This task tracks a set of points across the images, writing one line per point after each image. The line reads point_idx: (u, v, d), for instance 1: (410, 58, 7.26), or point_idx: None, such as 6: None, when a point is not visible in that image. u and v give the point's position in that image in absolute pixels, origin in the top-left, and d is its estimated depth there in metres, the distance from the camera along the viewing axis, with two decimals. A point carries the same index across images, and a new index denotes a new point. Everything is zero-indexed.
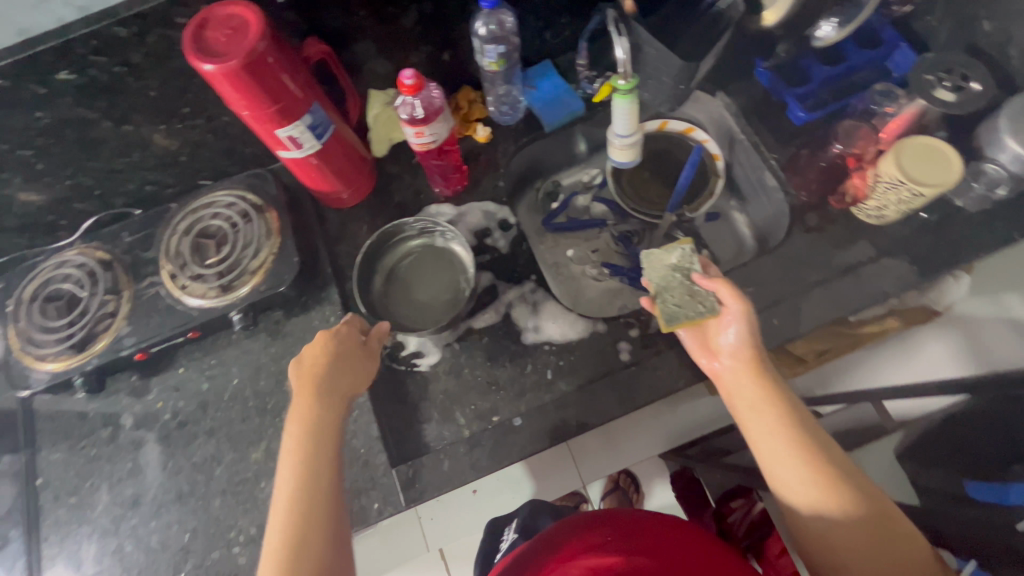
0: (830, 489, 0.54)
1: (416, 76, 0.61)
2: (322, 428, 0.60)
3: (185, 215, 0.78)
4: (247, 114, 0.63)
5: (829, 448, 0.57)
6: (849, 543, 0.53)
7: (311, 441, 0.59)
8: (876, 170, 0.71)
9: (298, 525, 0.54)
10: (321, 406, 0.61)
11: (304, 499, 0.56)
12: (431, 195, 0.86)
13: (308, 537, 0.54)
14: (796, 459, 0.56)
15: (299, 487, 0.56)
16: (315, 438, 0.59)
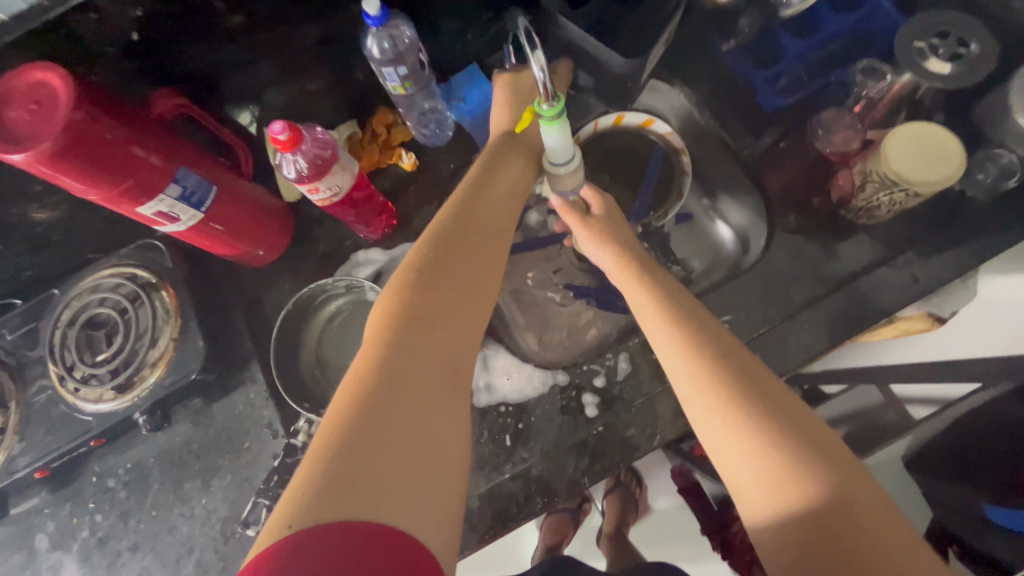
0: (724, 382, 0.48)
1: (288, 128, 0.49)
2: (451, 249, 0.50)
3: (69, 304, 0.67)
4: (96, 198, 0.52)
5: (729, 346, 0.51)
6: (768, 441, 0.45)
7: (432, 261, 0.49)
8: (865, 167, 0.61)
9: (396, 347, 0.43)
10: (454, 227, 0.53)
11: (410, 323, 0.45)
12: (357, 241, 0.75)
13: (406, 358, 0.42)
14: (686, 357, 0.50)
15: (394, 317, 0.45)
16: (443, 263, 0.49)
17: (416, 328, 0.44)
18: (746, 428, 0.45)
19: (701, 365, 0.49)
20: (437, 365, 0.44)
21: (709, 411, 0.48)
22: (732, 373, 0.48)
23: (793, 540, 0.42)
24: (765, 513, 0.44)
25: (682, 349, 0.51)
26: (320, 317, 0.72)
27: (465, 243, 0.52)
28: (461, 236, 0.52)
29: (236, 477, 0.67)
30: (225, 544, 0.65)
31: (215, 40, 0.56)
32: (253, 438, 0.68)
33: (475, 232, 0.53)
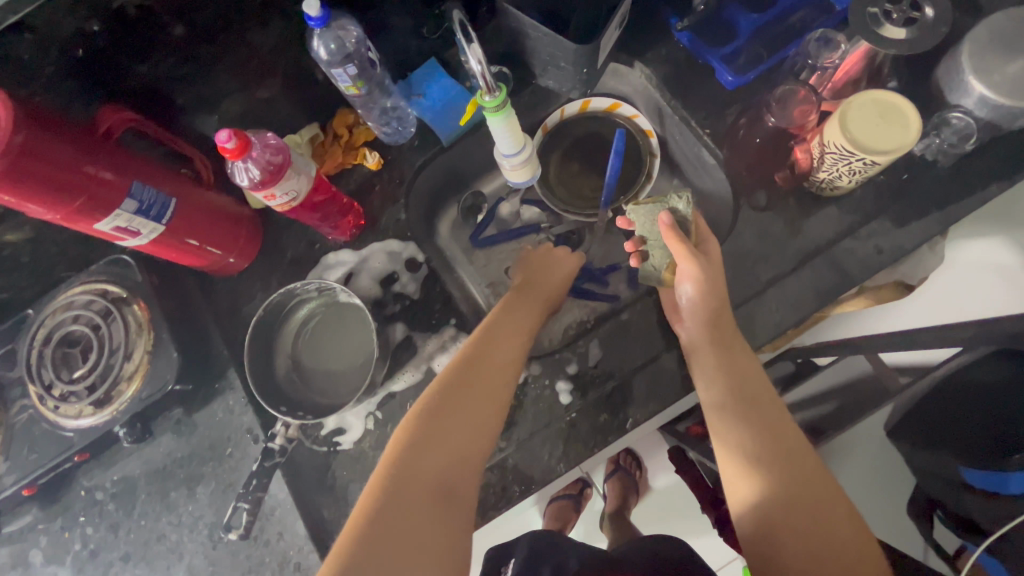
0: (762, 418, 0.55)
1: (235, 136, 0.50)
2: (477, 364, 0.58)
3: (43, 324, 0.68)
4: (51, 218, 0.52)
5: (762, 390, 0.57)
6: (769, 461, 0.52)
7: (463, 374, 0.57)
8: (821, 139, 0.60)
9: (420, 462, 0.51)
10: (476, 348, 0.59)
11: (435, 434, 0.53)
12: (325, 244, 0.75)
13: (429, 474, 0.50)
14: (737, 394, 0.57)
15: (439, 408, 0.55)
16: (467, 378, 0.57)
17: (433, 437, 0.52)
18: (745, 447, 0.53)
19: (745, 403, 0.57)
20: (444, 472, 0.51)
21: (742, 432, 0.55)
22: (763, 412, 0.56)
23: (785, 530, 0.48)
24: (751, 501, 0.51)
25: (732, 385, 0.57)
26: (293, 320, 0.72)
27: (486, 358, 0.59)
28: (481, 354, 0.59)
29: (220, 483, 0.68)
30: (212, 550, 0.66)
31: (159, 52, 0.56)
32: (234, 445, 0.69)
33: (497, 344, 0.60)
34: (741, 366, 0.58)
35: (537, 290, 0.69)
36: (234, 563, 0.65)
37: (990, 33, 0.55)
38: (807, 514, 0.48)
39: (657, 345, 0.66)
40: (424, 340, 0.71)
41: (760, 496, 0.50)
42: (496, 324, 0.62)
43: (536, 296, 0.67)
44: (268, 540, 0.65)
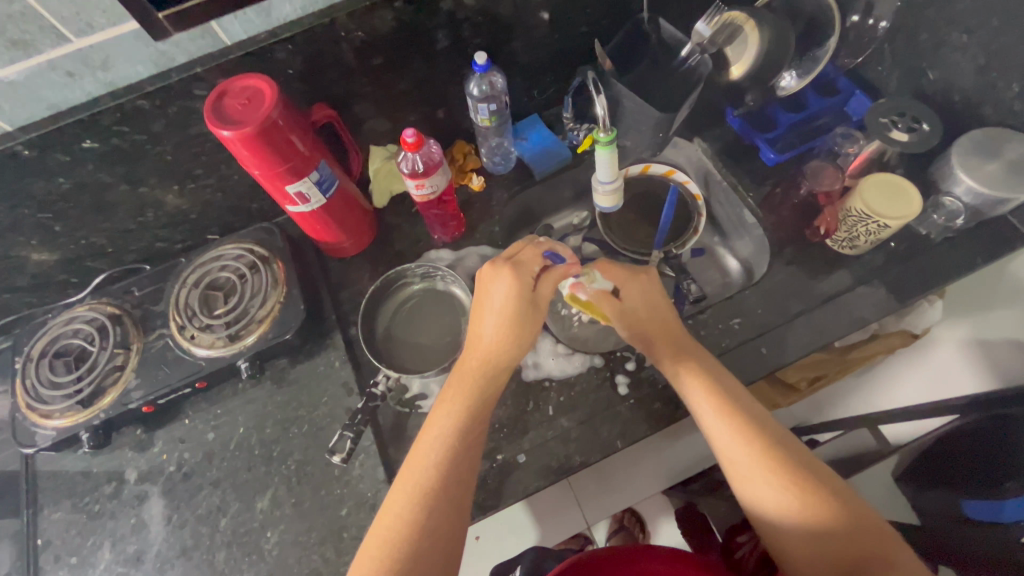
0: (795, 501, 0.53)
1: (417, 135, 0.67)
2: (467, 426, 0.61)
3: (193, 270, 0.82)
4: (259, 174, 0.67)
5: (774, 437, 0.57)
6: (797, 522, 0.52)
7: (452, 437, 0.60)
8: (846, 205, 0.77)
9: (412, 531, 0.54)
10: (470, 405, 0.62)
11: (426, 502, 0.55)
12: (429, 242, 0.90)
13: (420, 541, 0.54)
14: (761, 478, 0.55)
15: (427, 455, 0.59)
16: (458, 439, 0.60)
17: (427, 503, 0.55)
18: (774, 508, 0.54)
19: (776, 487, 0.54)
20: (435, 537, 0.54)
21: (763, 495, 0.54)
22: (780, 461, 0.55)
23: None
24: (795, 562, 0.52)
25: (760, 466, 0.55)
26: (397, 298, 0.86)
27: (475, 423, 0.61)
28: (475, 414, 0.62)
29: (313, 426, 0.77)
30: (297, 484, 0.74)
31: (359, 75, 0.75)
32: (330, 395, 0.79)
33: (484, 403, 0.63)
34: (766, 439, 0.57)
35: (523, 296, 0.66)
36: (316, 497, 0.73)
37: (971, 142, 0.75)
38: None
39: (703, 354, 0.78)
40: None
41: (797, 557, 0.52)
42: (486, 378, 0.64)
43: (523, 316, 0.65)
44: (350, 480, 0.73)
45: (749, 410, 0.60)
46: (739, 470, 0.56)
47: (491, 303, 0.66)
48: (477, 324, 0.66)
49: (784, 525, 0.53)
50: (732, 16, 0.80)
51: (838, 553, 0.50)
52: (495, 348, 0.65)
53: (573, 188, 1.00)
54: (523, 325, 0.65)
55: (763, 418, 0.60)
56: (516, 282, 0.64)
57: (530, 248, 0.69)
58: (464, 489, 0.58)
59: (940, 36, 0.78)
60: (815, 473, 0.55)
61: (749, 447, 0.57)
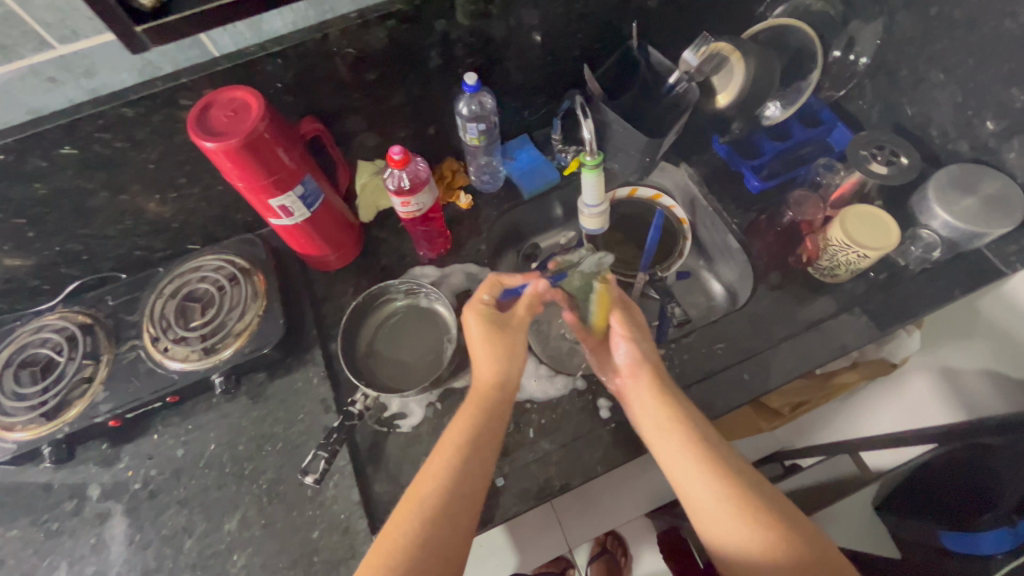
0: (756, 535, 0.52)
1: (404, 152, 0.66)
2: (475, 451, 0.58)
3: (172, 280, 0.80)
4: (243, 187, 0.66)
5: (740, 472, 0.56)
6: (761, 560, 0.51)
7: (458, 462, 0.57)
8: (826, 235, 0.78)
9: (414, 557, 0.51)
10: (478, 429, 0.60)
11: (430, 526, 0.52)
12: (415, 259, 0.89)
13: (423, 568, 0.50)
14: (724, 513, 0.53)
15: (432, 482, 0.55)
16: (465, 464, 0.57)
17: (432, 526, 0.52)
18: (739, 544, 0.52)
19: (739, 521, 0.52)
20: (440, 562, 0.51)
21: (727, 531, 0.53)
22: (747, 498, 0.54)
23: None
24: None
25: (724, 502, 0.54)
26: (380, 314, 0.84)
27: (480, 452, 0.58)
28: (483, 438, 0.59)
29: (288, 444, 0.75)
30: (268, 503, 0.71)
31: (349, 90, 0.75)
32: (307, 412, 0.77)
33: (491, 429, 0.60)
34: (728, 473, 0.56)
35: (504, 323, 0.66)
36: (287, 518, 0.70)
37: (948, 177, 0.76)
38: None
39: (686, 378, 0.78)
40: None
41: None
42: (489, 402, 0.62)
43: (508, 341, 0.65)
44: (324, 501, 0.71)
45: (712, 441, 0.59)
46: (702, 507, 0.55)
47: (471, 335, 0.66)
48: (471, 356, 0.66)
49: (748, 561, 0.51)
50: (718, 47, 0.82)
51: None
52: (493, 377, 0.63)
53: (561, 207, 1.01)
54: (506, 356, 0.64)
55: (728, 451, 0.58)
56: (484, 315, 0.65)
57: (490, 281, 0.69)
58: (470, 514, 0.55)
59: (919, 74, 0.80)
60: (777, 509, 0.54)
61: (711, 481, 0.55)
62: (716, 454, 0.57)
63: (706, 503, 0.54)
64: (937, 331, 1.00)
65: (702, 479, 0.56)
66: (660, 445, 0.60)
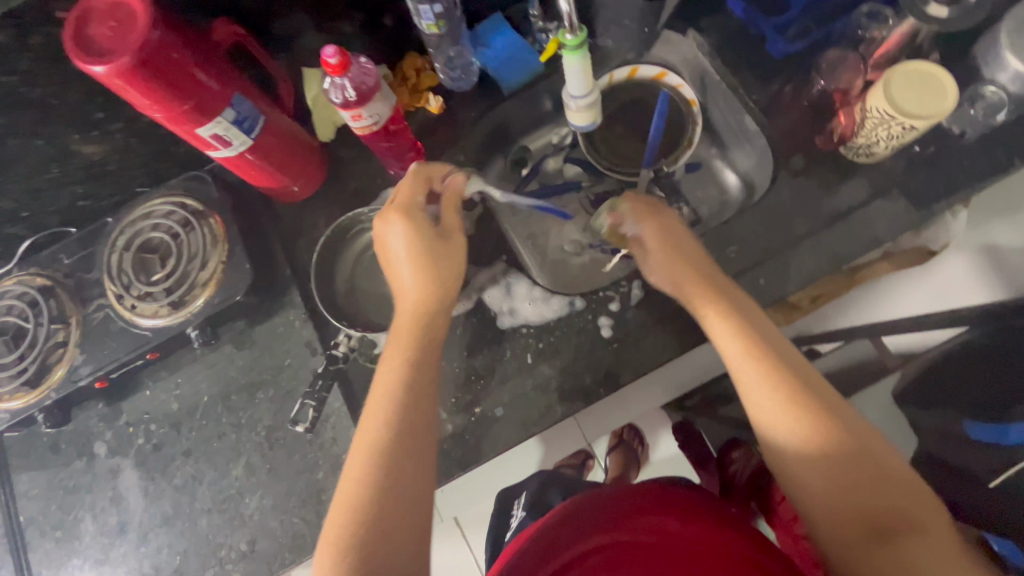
0: (823, 447, 0.51)
1: (339, 53, 0.54)
2: (410, 365, 0.54)
3: (123, 230, 0.73)
4: (160, 117, 0.56)
5: (803, 377, 0.55)
6: (816, 465, 0.51)
7: (400, 379, 0.54)
8: (865, 104, 0.65)
9: (380, 487, 0.49)
10: (414, 341, 0.56)
11: (377, 469, 0.49)
12: (387, 179, 0.79)
13: (388, 491, 0.49)
14: (788, 421, 0.53)
15: (382, 409, 0.52)
16: (408, 389, 0.53)
17: (382, 450, 0.50)
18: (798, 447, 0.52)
19: (802, 430, 0.52)
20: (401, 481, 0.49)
21: (784, 436, 0.53)
22: (809, 403, 0.53)
23: (837, 531, 0.50)
24: (809, 502, 0.52)
25: (790, 417, 0.52)
26: (354, 247, 0.76)
27: (425, 369, 0.55)
28: (417, 349, 0.56)
29: (279, 390, 0.73)
30: (270, 449, 0.71)
31: None
32: (294, 356, 0.74)
33: (428, 341, 0.56)
34: (798, 384, 0.54)
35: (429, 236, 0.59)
36: (290, 462, 0.70)
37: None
38: (869, 529, 0.48)
39: None
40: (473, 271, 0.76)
41: (812, 495, 0.51)
42: (427, 307, 0.57)
43: (444, 249, 0.59)
44: (323, 443, 0.70)
45: (781, 352, 0.57)
46: (759, 411, 0.54)
47: (396, 254, 0.59)
48: (397, 279, 0.59)
49: (801, 466, 0.52)
50: None
51: (858, 498, 0.49)
52: (424, 297, 0.58)
53: (551, 99, 0.87)
54: (440, 269, 0.59)
55: (788, 356, 0.57)
56: (411, 227, 0.58)
57: (410, 180, 0.61)
58: (423, 433, 0.52)
59: None
60: (842, 413, 0.53)
61: (780, 393, 0.54)
62: (776, 358, 0.56)
63: (764, 407, 0.54)
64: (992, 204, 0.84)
65: (760, 384, 0.55)
66: (724, 353, 0.58)
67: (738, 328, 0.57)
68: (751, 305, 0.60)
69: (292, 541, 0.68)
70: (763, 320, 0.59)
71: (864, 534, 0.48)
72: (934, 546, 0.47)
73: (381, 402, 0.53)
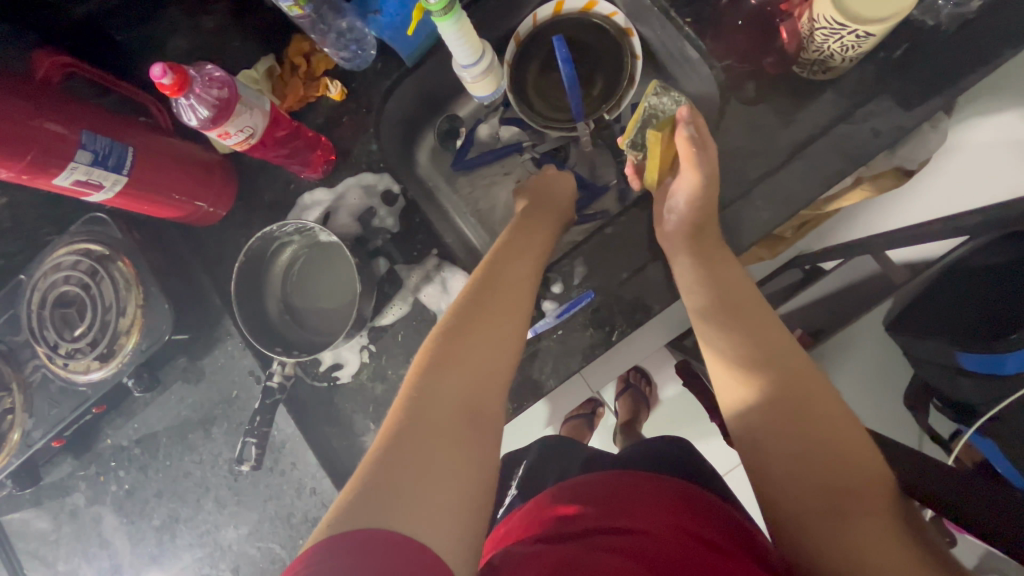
0: (780, 403, 0.49)
1: (170, 72, 0.47)
2: (485, 309, 0.56)
3: (37, 287, 0.69)
4: (8, 177, 0.51)
5: (775, 335, 0.54)
6: (776, 418, 0.49)
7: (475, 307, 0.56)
8: (812, 13, 0.54)
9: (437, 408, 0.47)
10: (484, 285, 0.58)
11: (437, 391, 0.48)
12: (300, 184, 0.73)
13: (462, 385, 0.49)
14: (754, 384, 0.51)
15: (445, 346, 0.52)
16: (484, 329, 0.54)
17: (444, 367, 0.50)
18: (759, 397, 0.51)
19: (763, 390, 0.51)
20: (463, 399, 0.48)
21: (746, 387, 0.52)
22: (775, 358, 0.52)
23: (788, 489, 0.47)
24: (762, 462, 0.49)
25: (750, 368, 0.52)
26: (282, 264, 0.72)
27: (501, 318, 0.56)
28: (494, 289, 0.58)
29: (232, 423, 0.72)
30: (235, 481, 0.71)
31: None
32: (240, 387, 0.72)
33: (507, 282, 0.58)
34: (767, 347, 0.53)
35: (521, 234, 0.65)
36: (256, 492, 0.70)
37: None
38: (828, 501, 0.45)
39: (641, 257, 0.64)
40: (407, 270, 0.71)
41: (768, 454, 0.49)
42: (504, 268, 0.60)
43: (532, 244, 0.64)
44: (284, 469, 0.70)
45: (757, 318, 0.55)
46: (723, 360, 0.54)
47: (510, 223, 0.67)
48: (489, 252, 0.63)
49: (759, 423, 0.50)
50: None
51: (813, 460, 0.46)
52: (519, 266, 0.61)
53: None
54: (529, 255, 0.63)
55: (765, 316, 0.56)
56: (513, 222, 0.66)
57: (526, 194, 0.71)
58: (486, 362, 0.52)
59: None
60: (817, 376, 0.51)
61: (751, 352, 0.53)
62: (748, 314, 0.56)
63: (729, 357, 0.54)
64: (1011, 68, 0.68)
65: (726, 336, 0.55)
66: (696, 305, 0.58)
67: (710, 289, 0.57)
68: (738, 270, 0.59)
69: (273, 564, 0.70)
70: (747, 282, 0.59)
71: (816, 497, 0.45)
72: (884, 521, 0.43)
73: (450, 337, 0.53)
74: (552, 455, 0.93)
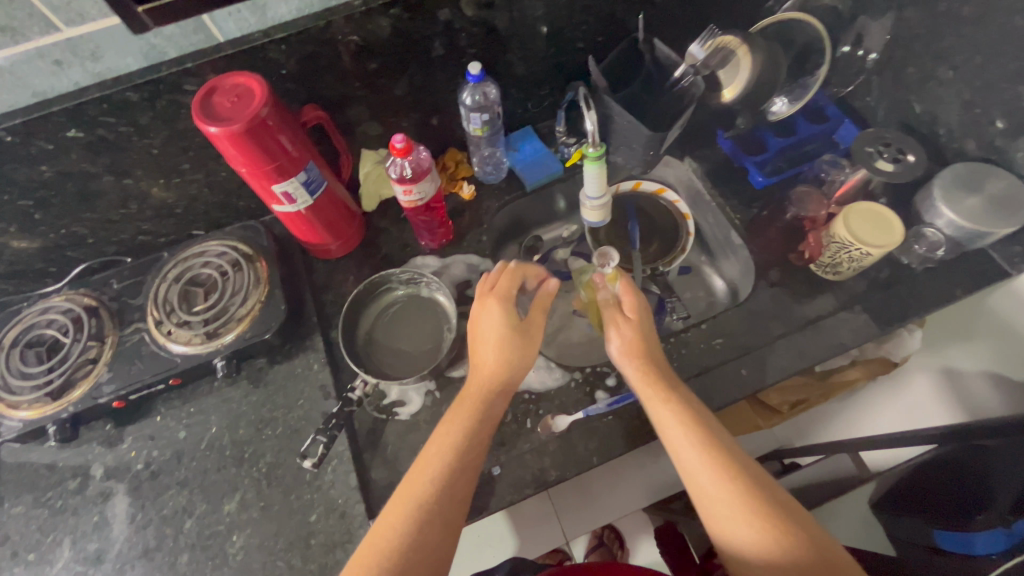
0: (766, 533, 0.52)
1: (406, 140, 0.68)
2: (468, 444, 0.60)
3: (175, 265, 0.81)
4: (246, 172, 0.67)
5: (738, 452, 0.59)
6: (759, 543, 0.52)
7: (457, 455, 0.58)
8: (830, 231, 0.78)
9: (408, 543, 0.53)
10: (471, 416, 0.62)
11: (418, 519, 0.54)
12: (416, 249, 0.89)
13: (437, 520, 0.55)
14: (737, 516, 0.54)
15: (427, 478, 0.57)
16: (463, 456, 0.59)
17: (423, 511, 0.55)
18: (744, 523, 0.53)
19: (746, 515, 0.53)
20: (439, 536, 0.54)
21: (729, 516, 0.54)
22: (744, 479, 0.56)
23: None
24: None
25: (725, 491, 0.55)
26: (381, 303, 0.86)
27: (476, 444, 0.60)
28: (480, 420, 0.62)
29: (286, 429, 0.76)
30: (267, 487, 0.73)
31: (352, 78, 0.75)
32: (306, 397, 0.78)
33: (485, 428, 0.62)
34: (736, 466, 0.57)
35: (513, 344, 0.65)
36: (285, 501, 0.72)
37: (952, 176, 0.76)
38: None
39: (685, 372, 0.78)
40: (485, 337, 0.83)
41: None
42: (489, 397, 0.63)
43: (518, 362, 0.64)
44: (321, 485, 0.72)
45: (718, 438, 0.60)
46: (701, 487, 0.57)
47: (483, 332, 0.66)
48: (478, 353, 0.66)
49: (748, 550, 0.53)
50: (723, 41, 0.82)
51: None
52: (498, 372, 0.64)
53: (565, 199, 1.00)
54: (513, 370, 0.64)
55: (721, 434, 0.60)
56: (506, 310, 0.66)
57: (501, 273, 0.70)
58: (459, 516, 0.56)
59: (927, 70, 0.80)
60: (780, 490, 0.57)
61: (722, 478, 0.56)
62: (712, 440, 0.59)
63: (705, 488, 0.56)
64: (946, 329, 0.99)
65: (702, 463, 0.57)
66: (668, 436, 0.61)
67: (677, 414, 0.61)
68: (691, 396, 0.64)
69: None
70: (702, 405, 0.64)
71: None
72: None
73: (442, 466, 0.58)
74: (525, 564, 0.95)
